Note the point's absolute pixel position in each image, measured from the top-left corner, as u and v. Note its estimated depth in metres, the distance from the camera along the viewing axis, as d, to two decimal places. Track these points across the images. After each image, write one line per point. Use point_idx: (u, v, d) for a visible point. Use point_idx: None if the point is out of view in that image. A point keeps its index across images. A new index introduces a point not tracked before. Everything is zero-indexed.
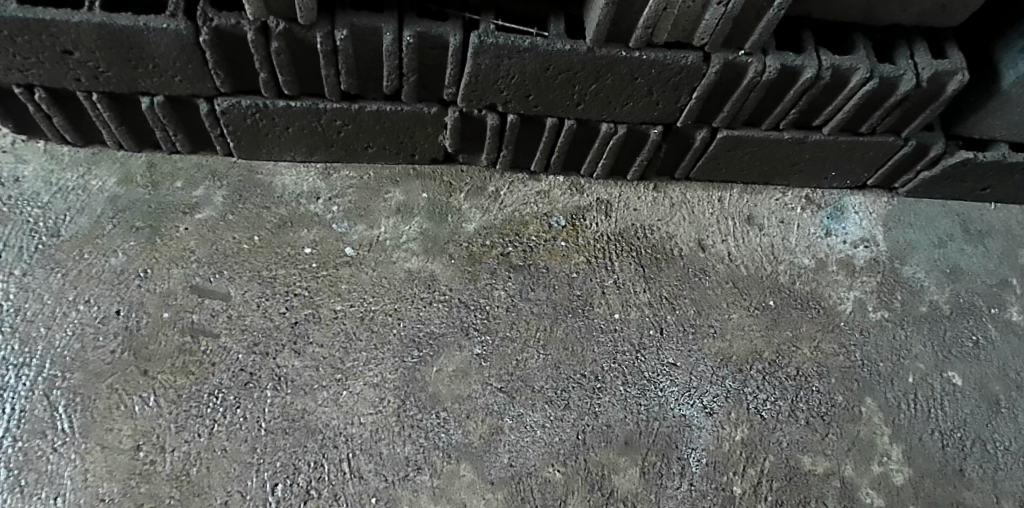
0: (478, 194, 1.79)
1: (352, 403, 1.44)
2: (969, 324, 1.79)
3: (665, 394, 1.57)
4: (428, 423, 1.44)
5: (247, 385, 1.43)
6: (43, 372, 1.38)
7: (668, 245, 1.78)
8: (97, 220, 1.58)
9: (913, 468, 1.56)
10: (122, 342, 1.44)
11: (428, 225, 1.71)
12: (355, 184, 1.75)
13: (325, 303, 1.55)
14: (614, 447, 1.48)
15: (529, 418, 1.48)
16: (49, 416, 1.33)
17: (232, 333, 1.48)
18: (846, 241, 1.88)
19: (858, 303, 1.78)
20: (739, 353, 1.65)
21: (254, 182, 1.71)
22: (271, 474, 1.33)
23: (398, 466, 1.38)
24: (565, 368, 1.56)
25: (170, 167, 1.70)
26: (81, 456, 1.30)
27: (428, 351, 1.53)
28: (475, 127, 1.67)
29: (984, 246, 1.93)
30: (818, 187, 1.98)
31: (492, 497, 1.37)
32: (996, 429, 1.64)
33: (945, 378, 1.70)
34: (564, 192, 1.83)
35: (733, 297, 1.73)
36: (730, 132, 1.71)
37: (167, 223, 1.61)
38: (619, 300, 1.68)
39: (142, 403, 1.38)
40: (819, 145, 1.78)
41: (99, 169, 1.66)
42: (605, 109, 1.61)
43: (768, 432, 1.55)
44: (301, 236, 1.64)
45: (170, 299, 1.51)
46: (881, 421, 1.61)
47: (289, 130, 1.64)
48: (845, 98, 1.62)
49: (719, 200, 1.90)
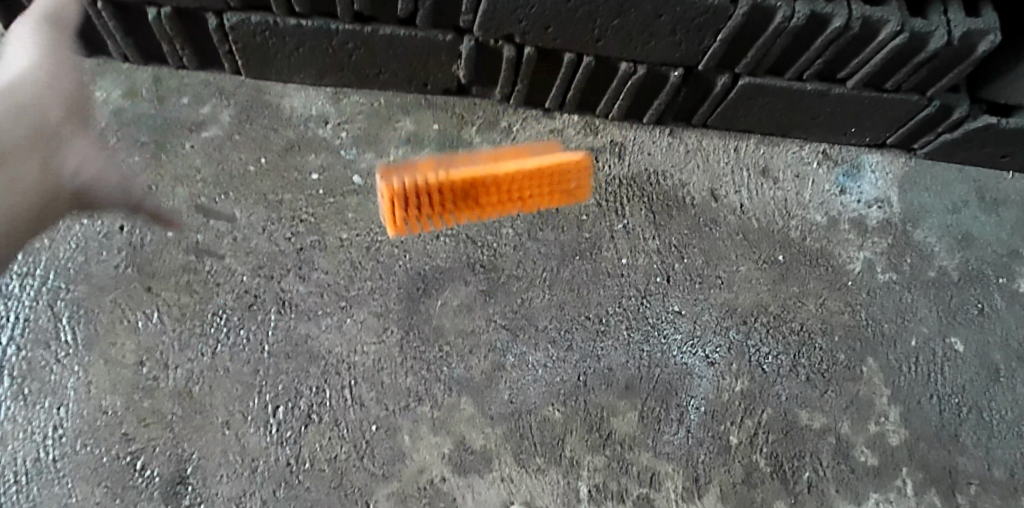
0: (491, 129, 1.75)
1: (355, 331, 1.45)
2: (976, 291, 1.78)
3: (668, 341, 1.57)
4: (431, 355, 1.45)
5: (250, 307, 1.43)
6: (47, 283, 1.39)
7: (680, 194, 1.76)
8: (101, 132, 1.55)
9: (910, 430, 1.58)
10: (127, 258, 1.44)
11: (438, 157, 1.67)
12: (366, 111, 1.71)
13: (332, 231, 1.53)
14: (614, 390, 1.50)
15: (531, 357, 1.50)
16: (53, 327, 1.35)
17: (237, 256, 1.47)
18: (860, 201, 1.86)
19: (867, 264, 1.76)
20: (745, 304, 1.65)
21: (262, 103, 1.67)
22: (273, 397, 1.36)
23: (399, 396, 1.41)
24: (570, 309, 1.56)
25: (177, 83, 1.65)
26: (84, 368, 1.32)
27: (433, 284, 1.52)
28: (491, 58, 1.63)
29: (998, 216, 1.91)
30: (836, 143, 1.94)
31: (491, 432, 1.41)
32: (993, 397, 1.65)
33: (947, 343, 1.70)
34: (578, 132, 1.80)
35: (743, 249, 1.72)
36: (752, 79, 1.68)
37: (173, 140, 1.57)
38: (628, 245, 1.66)
39: (146, 319, 1.38)
40: (842, 99, 1.75)
41: (104, 81, 1.62)
42: (625, 47, 1.57)
43: (768, 386, 1.57)
44: (308, 161, 1.61)
45: (175, 217, 1.49)
46: (881, 382, 1.62)
47: (300, 50, 1.60)
48: (873, 51, 1.58)
49: (734, 150, 1.87)
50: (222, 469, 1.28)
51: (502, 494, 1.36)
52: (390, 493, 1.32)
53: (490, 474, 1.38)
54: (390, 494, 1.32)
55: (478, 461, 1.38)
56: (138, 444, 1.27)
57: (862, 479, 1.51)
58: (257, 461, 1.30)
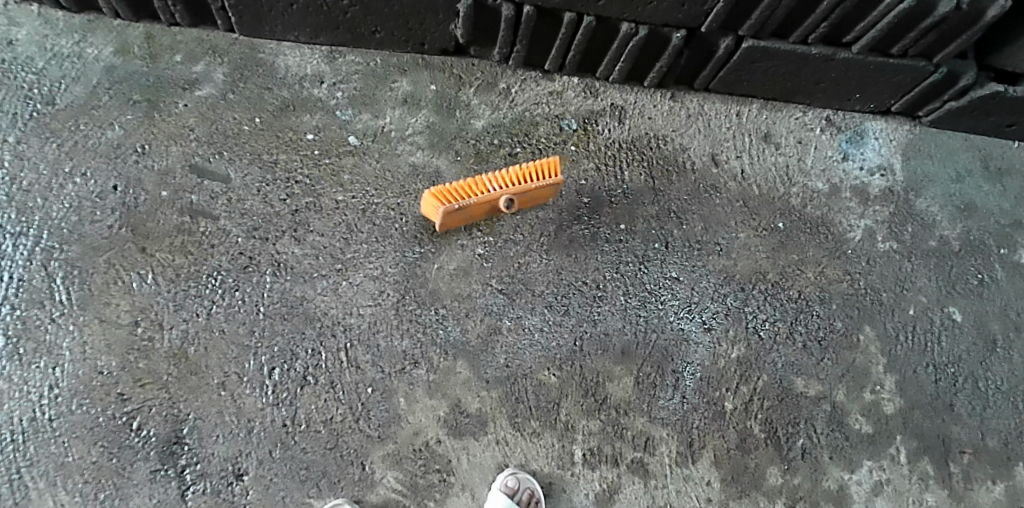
0: (489, 91, 1.72)
1: (351, 294, 1.44)
2: (976, 262, 1.78)
3: (665, 307, 1.57)
4: (427, 318, 1.45)
5: (246, 268, 1.42)
6: (41, 243, 1.37)
7: (681, 159, 1.74)
8: (92, 91, 1.52)
9: (905, 398, 1.58)
10: (121, 218, 1.42)
11: (435, 119, 1.65)
12: (362, 71, 1.67)
13: (327, 193, 1.52)
14: (610, 356, 1.50)
15: (527, 321, 1.49)
16: (47, 287, 1.33)
17: (232, 217, 1.46)
18: (863, 169, 1.83)
19: (868, 232, 1.75)
20: (743, 271, 1.64)
21: (256, 61, 1.64)
22: (268, 359, 1.36)
23: (395, 359, 1.41)
24: (567, 274, 1.55)
25: (169, 40, 1.62)
26: (79, 328, 1.31)
27: (430, 248, 1.51)
28: (490, 17, 1.60)
29: (1002, 186, 1.89)
30: (840, 109, 1.91)
31: (486, 396, 1.41)
32: (990, 368, 1.66)
33: (946, 313, 1.70)
34: (578, 95, 1.77)
35: (743, 216, 1.70)
36: (756, 42, 1.65)
37: (166, 99, 1.55)
38: (626, 211, 1.65)
39: (141, 280, 1.37)
40: (847, 64, 1.72)
41: (95, 37, 1.59)
42: (627, 7, 1.54)
43: (764, 352, 1.57)
44: (303, 122, 1.59)
45: (168, 178, 1.47)
46: (878, 350, 1.62)
47: (294, 7, 1.56)
48: (880, 14, 1.55)
49: (737, 115, 1.84)
50: (218, 429, 1.29)
51: (497, 457, 1.37)
52: (385, 454, 1.33)
53: (485, 436, 1.38)
54: (386, 455, 1.33)
55: (473, 424, 1.39)
56: (134, 404, 1.28)
57: (855, 446, 1.51)
58: (253, 422, 1.30)
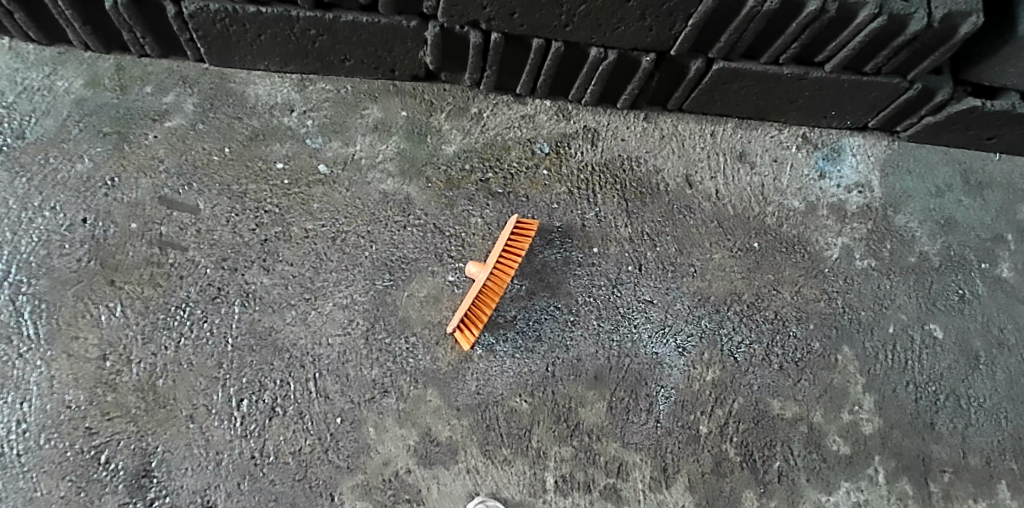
0: (460, 115, 1.73)
1: (320, 323, 1.44)
2: (957, 277, 1.76)
3: (638, 330, 1.56)
4: (397, 347, 1.45)
5: (214, 299, 1.42)
6: (9, 277, 1.37)
7: (654, 180, 1.74)
8: (62, 123, 1.54)
9: (884, 419, 1.56)
10: (89, 251, 1.42)
11: (406, 145, 1.66)
12: (332, 98, 1.69)
13: (297, 222, 1.52)
14: (582, 381, 1.49)
15: (498, 348, 1.49)
16: (16, 321, 1.34)
17: (201, 247, 1.46)
18: (840, 185, 1.83)
19: (846, 250, 1.74)
20: (718, 293, 1.63)
21: (226, 91, 1.66)
22: (237, 390, 1.35)
23: (364, 388, 1.40)
24: (539, 298, 1.55)
25: (139, 71, 1.64)
26: (46, 363, 1.31)
27: (400, 275, 1.51)
28: (459, 44, 1.62)
29: (983, 199, 1.88)
30: (816, 126, 1.91)
31: (457, 423, 1.40)
32: (971, 385, 1.64)
33: (926, 330, 1.68)
34: (550, 118, 1.78)
35: (717, 237, 1.70)
36: (727, 63, 1.66)
37: (136, 130, 1.56)
38: (599, 233, 1.65)
39: (108, 313, 1.38)
40: (820, 83, 1.73)
41: (65, 69, 1.61)
42: (594, 32, 1.55)
43: (739, 375, 1.55)
44: (273, 150, 1.60)
45: (138, 210, 1.48)
46: (856, 370, 1.60)
47: (262, 37, 1.58)
48: (851, 34, 1.56)
49: (711, 135, 1.84)
50: (187, 462, 1.28)
51: (468, 486, 1.35)
52: (354, 485, 1.31)
53: (456, 465, 1.37)
54: (355, 485, 1.31)
55: (443, 452, 1.37)
56: (101, 438, 1.27)
57: (833, 468, 1.49)
58: (221, 454, 1.29)
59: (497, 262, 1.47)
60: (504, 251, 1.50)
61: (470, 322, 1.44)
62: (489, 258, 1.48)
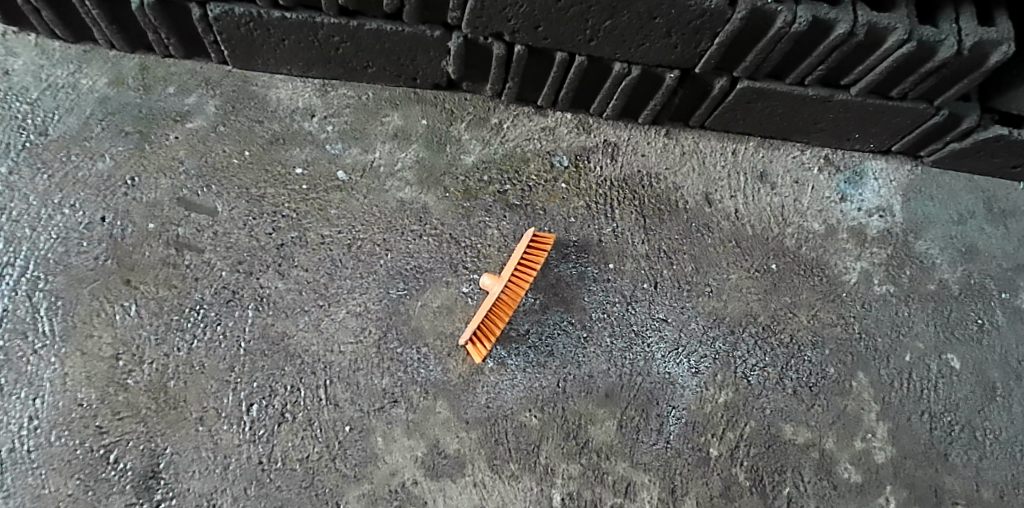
0: (480, 125, 1.73)
1: (333, 330, 1.43)
2: (977, 306, 1.73)
3: (652, 349, 1.54)
4: (408, 357, 1.43)
5: (229, 302, 1.42)
6: (26, 273, 1.38)
7: (672, 197, 1.73)
8: (85, 122, 1.55)
9: (897, 448, 1.53)
10: (107, 250, 1.43)
11: (425, 154, 1.66)
12: (353, 104, 1.70)
13: (314, 228, 1.52)
14: (593, 398, 1.47)
15: (510, 361, 1.47)
16: (31, 317, 1.34)
17: (217, 250, 1.47)
18: (861, 209, 1.81)
19: (864, 275, 1.72)
20: (733, 314, 1.62)
21: (249, 94, 1.66)
22: (247, 395, 1.34)
23: (374, 397, 1.38)
24: (553, 313, 1.54)
25: (163, 71, 1.65)
26: (60, 360, 1.31)
27: (414, 285, 1.50)
28: (482, 55, 1.62)
29: (1005, 228, 1.85)
30: (839, 148, 1.89)
31: (466, 436, 1.38)
32: (988, 416, 1.60)
33: (944, 360, 1.65)
34: (570, 131, 1.78)
35: (734, 257, 1.68)
36: (751, 83, 1.65)
37: (158, 130, 1.57)
38: (615, 249, 1.63)
39: (124, 312, 1.38)
40: (845, 105, 1.72)
41: (90, 68, 1.62)
42: (618, 47, 1.55)
43: (752, 398, 1.53)
44: (292, 155, 1.60)
45: (156, 210, 1.48)
46: (871, 398, 1.58)
47: (286, 42, 1.59)
48: (879, 58, 1.54)
49: (732, 153, 1.83)
50: (195, 465, 1.26)
51: (474, 500, 1.32)
52: (361, 494, 1.29)
53: (462, 479, 1.34)
54: (360, 495, 1.29)
55: (450, 465, 1.35)
56: (111, 437, 1.26)
57: (844, 496, 1.45)
58: (230, 458, 1.28)
59: (511, 274, 1.46)
60: (520, 264, 1.49)
61: (484, 336, 1.43)
62: (504, 271, 1.47)
